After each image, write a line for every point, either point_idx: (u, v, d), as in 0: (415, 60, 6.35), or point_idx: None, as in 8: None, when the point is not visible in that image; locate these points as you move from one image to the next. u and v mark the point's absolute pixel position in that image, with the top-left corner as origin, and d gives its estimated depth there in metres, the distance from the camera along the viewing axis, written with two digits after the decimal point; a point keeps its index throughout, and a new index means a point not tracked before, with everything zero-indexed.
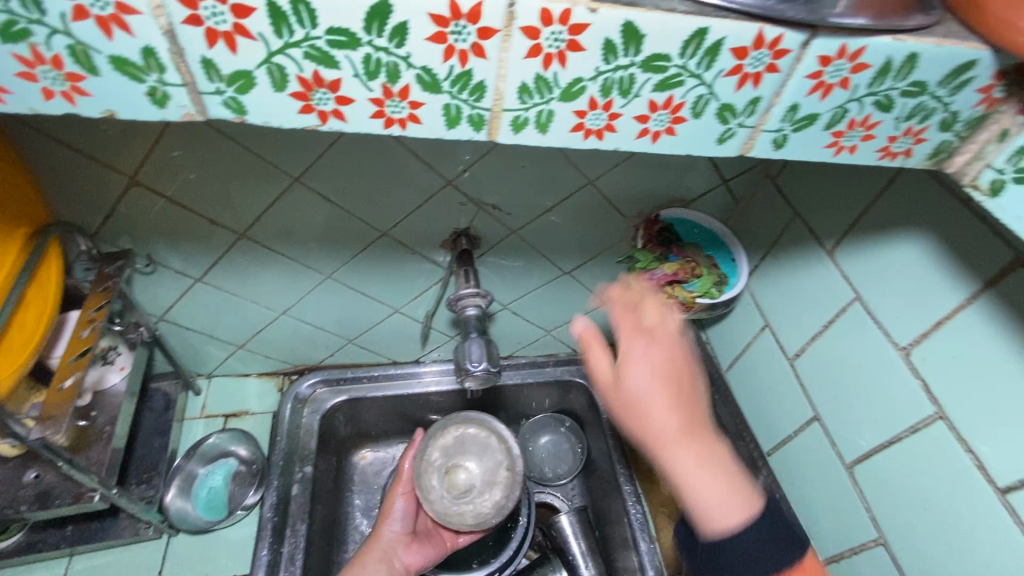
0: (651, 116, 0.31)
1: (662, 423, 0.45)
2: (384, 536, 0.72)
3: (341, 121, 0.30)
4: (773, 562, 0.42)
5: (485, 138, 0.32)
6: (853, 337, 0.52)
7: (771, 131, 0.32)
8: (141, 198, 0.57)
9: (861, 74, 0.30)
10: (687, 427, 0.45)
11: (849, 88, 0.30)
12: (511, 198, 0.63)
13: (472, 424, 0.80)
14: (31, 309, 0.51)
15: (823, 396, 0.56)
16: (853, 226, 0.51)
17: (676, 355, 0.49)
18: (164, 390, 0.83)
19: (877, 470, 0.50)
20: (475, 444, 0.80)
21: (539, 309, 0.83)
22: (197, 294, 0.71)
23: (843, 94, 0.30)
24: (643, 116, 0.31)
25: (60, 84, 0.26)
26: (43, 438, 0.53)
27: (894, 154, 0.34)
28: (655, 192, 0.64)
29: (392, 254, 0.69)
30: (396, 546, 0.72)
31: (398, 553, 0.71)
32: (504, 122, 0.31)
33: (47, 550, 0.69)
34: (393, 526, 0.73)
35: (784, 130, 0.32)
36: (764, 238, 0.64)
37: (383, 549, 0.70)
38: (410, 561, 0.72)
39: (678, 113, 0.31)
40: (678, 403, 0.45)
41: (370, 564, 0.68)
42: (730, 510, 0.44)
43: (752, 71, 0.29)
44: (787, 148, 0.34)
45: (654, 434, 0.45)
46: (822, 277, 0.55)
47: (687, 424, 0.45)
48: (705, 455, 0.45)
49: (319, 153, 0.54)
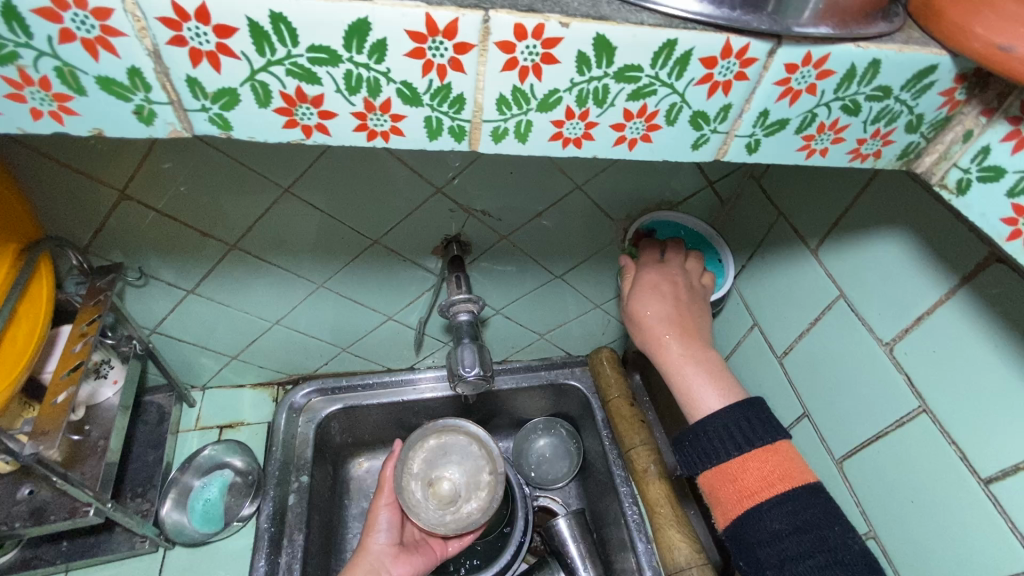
0: (627, 125, 0.32)
1: (660, 329, 0.60)
2: (372, 549, 0.71)
3: (324, 134, 0.31)
4: (744, 436, 0.50)
5: (467, 149, 0.33)
6: (838, 335, 0.53)
7: (745, 136, 0.33)
8: (131, 212, 0.57)
9: (827, 80, 0.30)
10: (681, 333, 0.59)
11: (817, 94, 0.31)
12: (500, 204, 0.63)
13: (455, 431, 0.81)
14: (23, 325, 0.52)
15: (811, 393, 0.57)
16: (834, 226, 0.52)
17: (678, 289, 0.62)
18: (158, 403, 0.83)
19: (867, 465, 0.51)
20: (455, 452, 0.80)
21: (532, 313, 0.83)
22: (190, 306, 0.71)
23: (811, 100, 0.31)
24: (619, 125, 0.31)
25: (48, 104, 0.27)
26: (37, 453, 0.53)
27: (864, 156, 0.35)
28: (642, 195, 0.65)
29: (384, 262, 0.70)
30: (384, 557, 0.70)
31: (386, 565, 0.70)
32: (485, 132, 0.31)
33: (42, 567, 0.68)
34: (380, 538, 0.72)
35: (757, 135, 0.33)
36: (750, 238, 0.65)
37: (371, 561, 0.69)
38: (399, 572, 0.70)
39: (654, 121, 0.32)
40: (676, 316, 0.60)
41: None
42: (713, 396, 0.55)
43: (722, 79, 0.30)
44: (761, 152, 0.34)
45: (655, 338, 0.60)
46: (807, 276, 0.56)
47: (681, 331, 0.59)
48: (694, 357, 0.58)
49: (308, 164, 0.55)
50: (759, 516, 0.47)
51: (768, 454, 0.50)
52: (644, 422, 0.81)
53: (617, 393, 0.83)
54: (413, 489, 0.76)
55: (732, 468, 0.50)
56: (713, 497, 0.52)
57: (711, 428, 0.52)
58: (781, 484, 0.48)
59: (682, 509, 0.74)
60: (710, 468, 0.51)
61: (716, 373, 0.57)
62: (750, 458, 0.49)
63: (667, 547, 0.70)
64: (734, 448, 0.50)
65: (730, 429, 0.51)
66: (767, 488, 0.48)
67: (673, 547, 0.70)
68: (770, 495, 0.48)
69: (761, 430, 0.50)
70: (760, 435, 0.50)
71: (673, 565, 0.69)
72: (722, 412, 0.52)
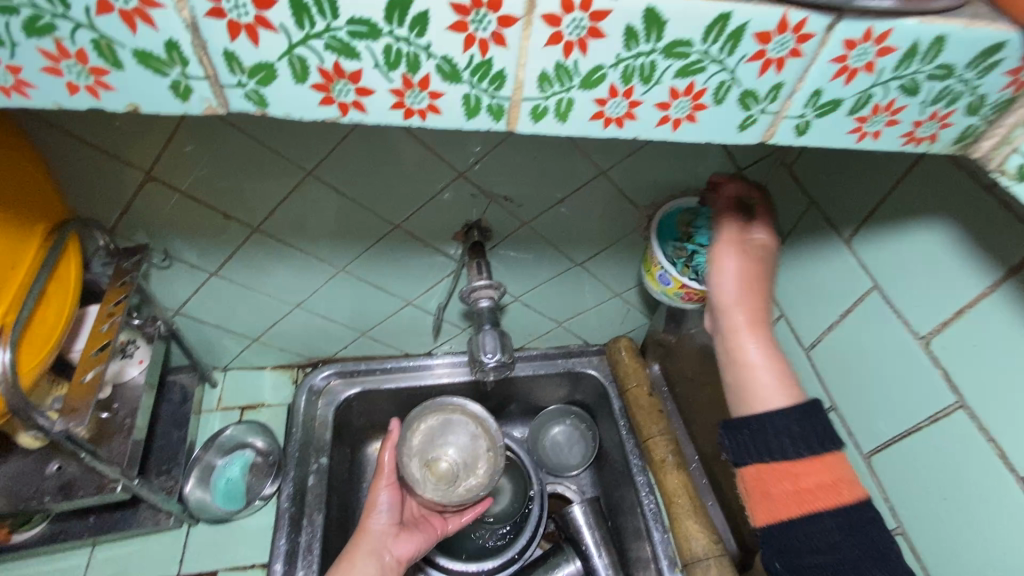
0: (672, 104, 0.31)
1: (729, 294, 0.53)
2: (373, 529, 0.69)
3: (361, 112, 0.30)
4: (813, 439, 0.46)
5: (504, 128, 0.32)
6: (871, 327, 0.51)
7: (794, 118, 0.32)
8: (157, 193, 0.57)
9: (887, 57, 0.29)
10: (754, 319, 0.52)
11: (874, 72, 0.30)
12: (523, 188, 0.62)
13: (453, 409, 0.81)
14: (52, 304, 0.52)
15: (840, 386, 0.56)
16: (870, 215, 0.50)
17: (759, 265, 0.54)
18: (182, 382, 0.84)
19: (897, 460, 0.50)
20: (452, 430, 0.81)
21: (551, 301, 0.83)
22: (213, 288, 0.71)
23: (867, 79, 0.30)
24: (664, 103, 0.30)
25: (84, 79, 0.27)
26: (67, 430, 0.54)
27: (919, 139, 0.34)
28: (669, 181, 0.64)
29: (405, 247, 0.70)
30: (386, 538, 0.69)
31: (388, 546, 0.68)
32: (524, 111, 0.30)
33: (71, 540, 0.70)
34: (381, 519, 0.70)
35: (807, 116, 0.32)
36: (779, 227, 0.63)
37: (372, 542, 0.68)
38: (401, 552, 0.69)
39: (700, 100, 0.30)
40: (751, 293, 0.53)
41: (359, 559, 0.65)
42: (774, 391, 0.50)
43: (776, 56, 0.29)
44: (809, 135, 0.33)
45: (721, 298, 0.53)
46: (839, 266, 0.54)
47: (754, 316, 0.52)
48: (764, 352, 0.51)
49: (332, 146, 0.54)
50: (818, 520, 0.45)
51: (834, 460, 0.46)
52: (663, 412, 0.81)
53: (635, 382, 0.83)
54: (414, 468, 0.76)
55: (797, 469, 0.46)
56: (759, 490, 0.48)
57: (782, 424, 0.47)
58: (844, 491, 0.45)
59: (699, 499, 0.74)
60: (769, 469, 0.47)
61: (788, 375, 0.50)
62: (818, 463, 0.46)
63: (684, 537, 0.70)
64: (804, 450, 0.46)
65: (800, 431, 0.47)
66: (834, 493, 0.45)
67: (689, 537, 0.70)
68: (834, 502, 0.45)
69: (829, 435, 0.47)
70: (829, 440, 0.47)
71: (690, 556, 0.69)
72: (788, 416, 0.47)
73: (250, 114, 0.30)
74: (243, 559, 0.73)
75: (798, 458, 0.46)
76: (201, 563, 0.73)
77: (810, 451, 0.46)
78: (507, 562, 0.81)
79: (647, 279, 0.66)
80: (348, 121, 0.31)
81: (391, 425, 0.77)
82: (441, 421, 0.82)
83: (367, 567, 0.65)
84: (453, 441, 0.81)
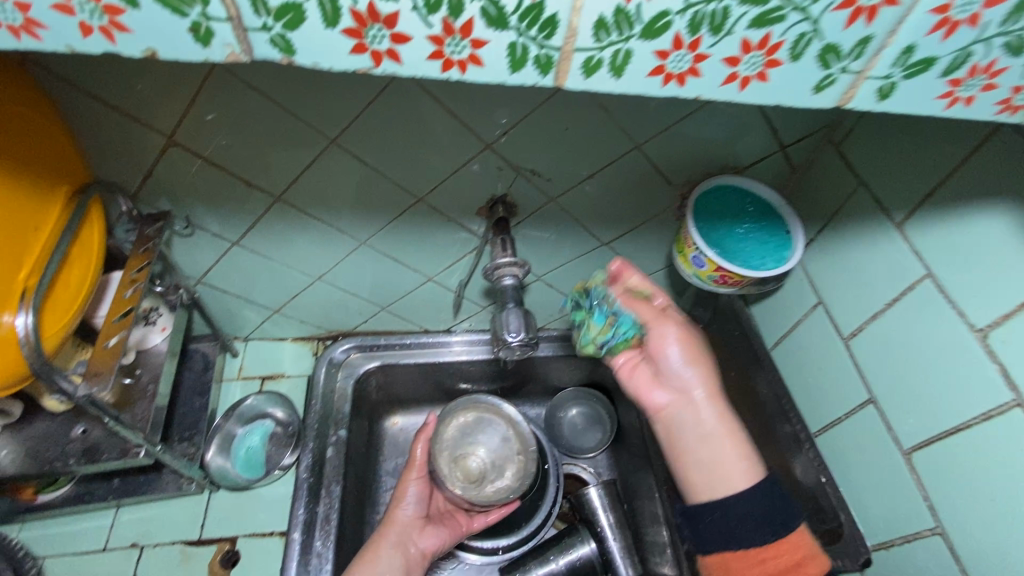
0: (742, 59, 0.28)
1: (695, 382, 0.59)
2: (399, 520, 0.70)
3: (396, 63, 0.28)
4: (774, 519, 0.53)
5: (552, 84, 0.29)
6: (921, 317, 0.48)
7: (878, 79, 0.29)
8: (179, 158, 0.56)
9: (996, 9, 0.25)
10: (712, 394, 0.58)
11: (977, 27, 0.26)
12: (552, 162, 0.60)
13: (488, 408, 0.82)
14: (76, 267, 0.52)
15: (881, 376, 0.53)
16: (927, 198, 0.47)
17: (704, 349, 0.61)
18: (203, 350, 0.85)
19: (941, 457, 0.47)
20: (484, 429, 0.81)
21: (574, 281, 0.81)
22: (234, 258, 0.71)
23: (968, 34, 0.26)
24: (733, 58, 0.28)
25: (99, 18, 0.25)
26: (90, 395, 0.53)
27: (1016, 108, 0.29)
28: (705, 158, 0.61)
29: (427, 221, 0.68)
30: (411, 530, 0.70)
31: (413, 538, 0.70)
32: (576, 64, 0.28)
33: (95, 501, 0.72)
34: (408, 510, 0.71)
35: (893, 77, 0.29)
36: (822, 209, 0.60)
37: (398, 533, 0.69)
38: (426, 545, 0.70)
39: (774, 55, 0.28)
40: (708, 374, 0.59)
41: (384, 550, 0.66)
42: (739, 466, 0.55)
43: (868, 3, 0.25)
44: (892, 99, 0.30)
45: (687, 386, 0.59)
46: (889, 251, 0.51)
47: (712, 392, 0.58)
48: (723, 416, 0.58)
49: (357, 113, 0.52)
50: None
51: (794, 540, 0.53)
52: None
53: None
54: (444, 464, 0.76)
55: (765, 554, 0.52)
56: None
57: (745, 509, 0.53)
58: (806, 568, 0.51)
59: None
60: (737, 554, 0.53)
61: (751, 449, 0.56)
62: (779, 544, 0.52)
63: None
64: (767, 535, 0.52)
65: (761, 514, 0.53)
66: (794, 570, 0.51)
67: None
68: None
69: (787, 514, 0.53)
70: (787, 519, 0.53)
71: None
72: (754, 495, 0.54)
73: (276, 62, 0.29)
74: (263, 527, 0.74)
75: (762, 543, 0.52)
76: (221, 528, 0.74)
77: (772, 533, 0.52)
78: (521, 541, 0.81)
79: (678, 260, 0.63)
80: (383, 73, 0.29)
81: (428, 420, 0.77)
82: (475, 419, 0.82)
83: (393, 559, 0.66)
84: (486, 441, 0.81)
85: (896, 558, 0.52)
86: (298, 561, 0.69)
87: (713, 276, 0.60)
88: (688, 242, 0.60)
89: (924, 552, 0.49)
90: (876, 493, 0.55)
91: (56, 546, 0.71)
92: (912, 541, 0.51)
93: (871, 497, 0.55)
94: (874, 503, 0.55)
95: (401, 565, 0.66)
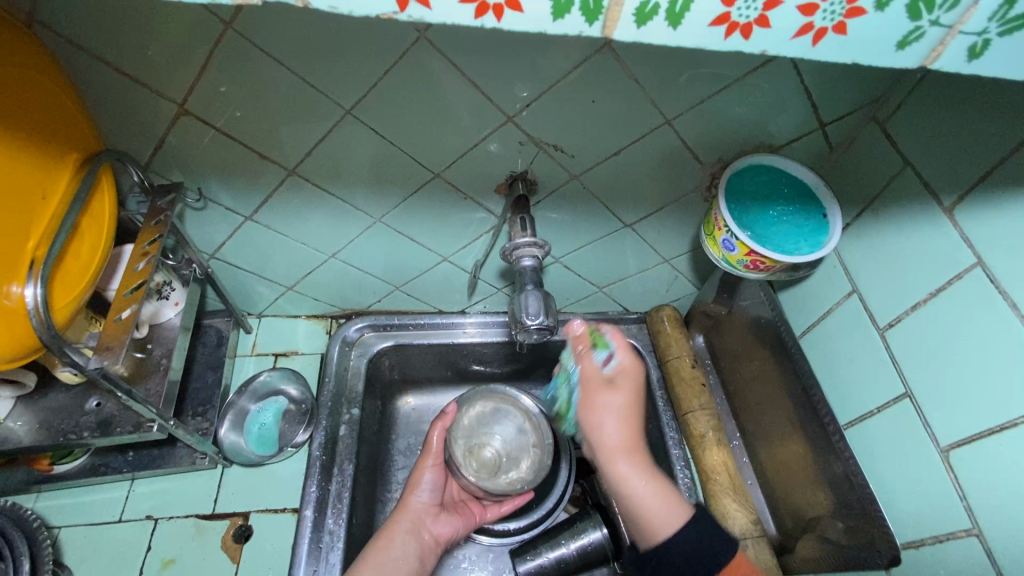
0: (820, 5, 0.24)
1: (611, 436, 0.59)
2: (411, 507, 0.69)
3: (423, 8, 0.24)
4: (703, 551, 0.54)
5: (598, 35, 0.26)
6: (971, 308, 0.46)
7: (972, 34, 0.24)
8: (192, 128, 0.54)
9: None
10: (629, 446, 0.59)
11: None
12: (577, 138, 0.57)
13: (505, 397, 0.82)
14: (86, 239, 0.51)
15: (920, 368, 0.51)
16: (981, 180, 0.45)
17: (630, 406, 0.60)
18: (217, 326, 0.84)
19: (982, 455, 0.45)
20: (500, 420, 0.82)
21: (593, 264, 0.78)
22: (248, 232, 0.70)
23: None
24: (809, 5, 0.24)
25: None
26: (102, 368, 0.53)
27: None
28: (738, 136, 0.57)
29: (445, 198, 0.66)
30: (424, 516, 0.69)
31: (426, 524, 0.69)
32: (627, 9, 0.24)
33: (111, 473, 0.73)
34: (422, 497, 0.70)
35: (989, 33, 0.24)
36: (862, 192, 0.57)
37: (411, 520, 0.68)
38: (439, 532, 0.70)
39: (858, 2, 0.23)
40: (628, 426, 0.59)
41: (398, 536, 0.66)
42: (661, 508, 0.57)
43: None
44: (986, 58, 0.25)
45: (605, 444, 0.59)
46: (935, 239, 0.49)
47: (628, 444, 0.59)
48: (641, 470, 0.58)
49: (375, 81, 0.50)
50: None
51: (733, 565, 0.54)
52: (705, 385, 0.77)
53: (677, 353, 0.78)
54: (459, 451, 0.76)
55: None
56: None
57: (677, 551, 0.54)
58: None
59: (739, 479, 0.70)
60: None
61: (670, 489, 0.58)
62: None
63: (722, 516, 0.67)
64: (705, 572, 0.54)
65: (696, 553, 0.54)
66: None
67: (727, 517, 0.67)
68: None
69: (720, 544, 0.55)
70: (721, 550, 0.55)
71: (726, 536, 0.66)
72: (685, 536, 0.55)
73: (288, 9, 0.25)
74: (274, 503, 0.74)
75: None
76: (234, 503, 0.74)
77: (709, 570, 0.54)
78: (533, 525, 0.79)
79: (707, 243, 0.61)
80: (407, 20, 0.26)
81: (449, 408, 0.75)
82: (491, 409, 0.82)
83: (406, 545, 0.66)
84: (501, 432, 0.81)
85: (926, 558, 0.50)
86: (309, 538, 0.68)
87: (744, 260, 0.58)
88: (718, 223, 0.57)
89: (956, 553, 0.47)
90: (907, 489, 0.52)
91: (73, 516, 0.72)
92: (945, 542, 0.49)
93: (901, 494, 0.53)
94: (905, 500, 0.53)
95: (414, 553, 0.66)
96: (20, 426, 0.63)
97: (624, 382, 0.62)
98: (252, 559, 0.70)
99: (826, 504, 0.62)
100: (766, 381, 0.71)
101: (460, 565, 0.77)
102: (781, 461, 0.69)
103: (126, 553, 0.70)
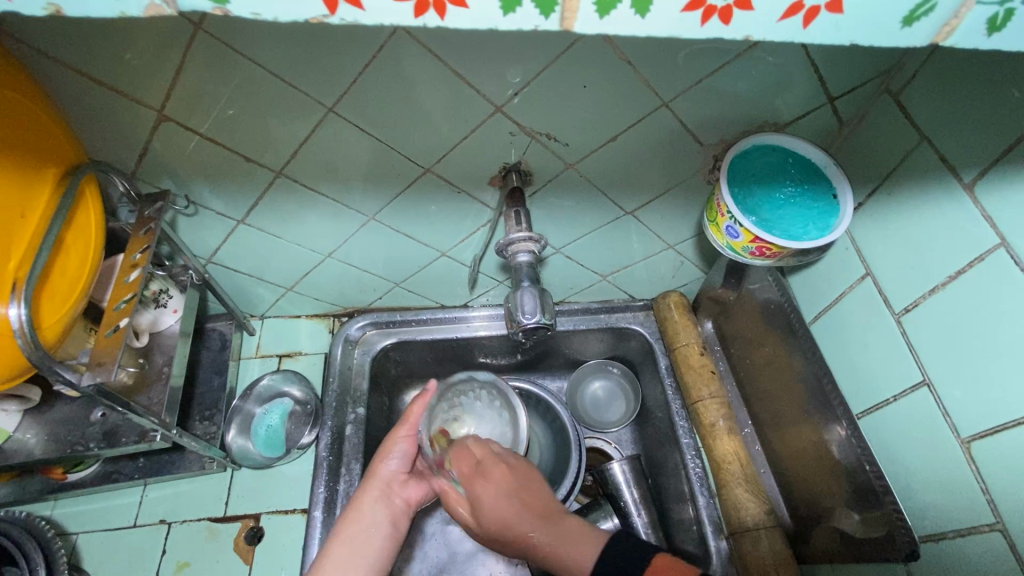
0: None
1: (495, 478, 0.58)
2: (381, 476, 0.65)
3: (357, 9, 0.23)
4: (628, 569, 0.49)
5: (557, 29, 0.24)
6: (991, 291, 0.43)
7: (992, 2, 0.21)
8: (174, 135, 0.53)
9: None
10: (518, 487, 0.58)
11: None
12: (572, 124, 0.54)
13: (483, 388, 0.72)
14: (73, 253, 0.50)
15: (939, 355, 0.48)
16: (1005, 154, 0.42)
17: (511, 477, 0.58)
18: (220, 330, 0.84)
19: (1007, 445, 0.43)
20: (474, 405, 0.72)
21: (595, 253, 0.76)
22: (243, 235, 0.69)
23: None
24: None
25: None
26: (96, 383, 0.53)
27: None
28: (743, 115, 0.54)
29: (439, 193, 0.64)
30: (394, 484, 0.65)
31: (396, 491, 0.65)
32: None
33: (123, 480, 0.73)
34: (392, 465, 0.66)
35: (1013, 1, 0.21)
36: (874, 168, 0.54)
37: (380, 488, 0.64)
38: (410, 496, 0.66)
39: None
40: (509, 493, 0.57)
41: (368, 505, 0.62)
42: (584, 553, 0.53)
43: None
44: (1009, 31, 0.22)
45: (498, 480, 0.58)
46: (951, 218, 0.46)
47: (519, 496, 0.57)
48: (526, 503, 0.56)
49: (354, 77, 0.48)
50: None
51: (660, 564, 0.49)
52: (715, 373, 0.74)
53: (685, 340, 0.76)
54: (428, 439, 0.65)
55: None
56: None
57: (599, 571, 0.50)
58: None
59: (752, 468, 0.69)
60: None
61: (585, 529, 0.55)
62: None
63: (732, 507, 0.66)
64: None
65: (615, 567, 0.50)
66: None
67: (738, 506, 0.65)
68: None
69: (633, 558, 0.50)
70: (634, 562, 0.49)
71: (737, 525, 0.65)
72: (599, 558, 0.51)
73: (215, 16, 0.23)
74: (285, 504, 0.75)
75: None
76: (245, 506, 0.74)
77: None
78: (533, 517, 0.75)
79: (710, 230, 0.59)
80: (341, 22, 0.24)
81: (430, 383, 0.69)
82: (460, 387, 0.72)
83: (376, 513, 0.62)
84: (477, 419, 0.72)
85: (948, 553, 0.48)
86: (319, 538, 0.68)
87: (749, 247, 0.55)
88: (720, 210, 0.55)
89: (980, 547, 0.45)
90: (928, 480, 0.50)
91: (90, 523, 0.73)
92: (967, 536, 0.46)
93: (920, 485, 0.51)
94: (926, 491, 0.50)
95: (384, 519, 0.63)
96: (30, 439, 0.64)
97: (494, 465, 0.59)
98: (266, 559, 0.71)
99: (840, 493, 0.60)
100: (776, 368, 0.69)
101: (473, 557, 0.77)
102: (796, 449, 0.66)
103: (144, 557, 0.71)
